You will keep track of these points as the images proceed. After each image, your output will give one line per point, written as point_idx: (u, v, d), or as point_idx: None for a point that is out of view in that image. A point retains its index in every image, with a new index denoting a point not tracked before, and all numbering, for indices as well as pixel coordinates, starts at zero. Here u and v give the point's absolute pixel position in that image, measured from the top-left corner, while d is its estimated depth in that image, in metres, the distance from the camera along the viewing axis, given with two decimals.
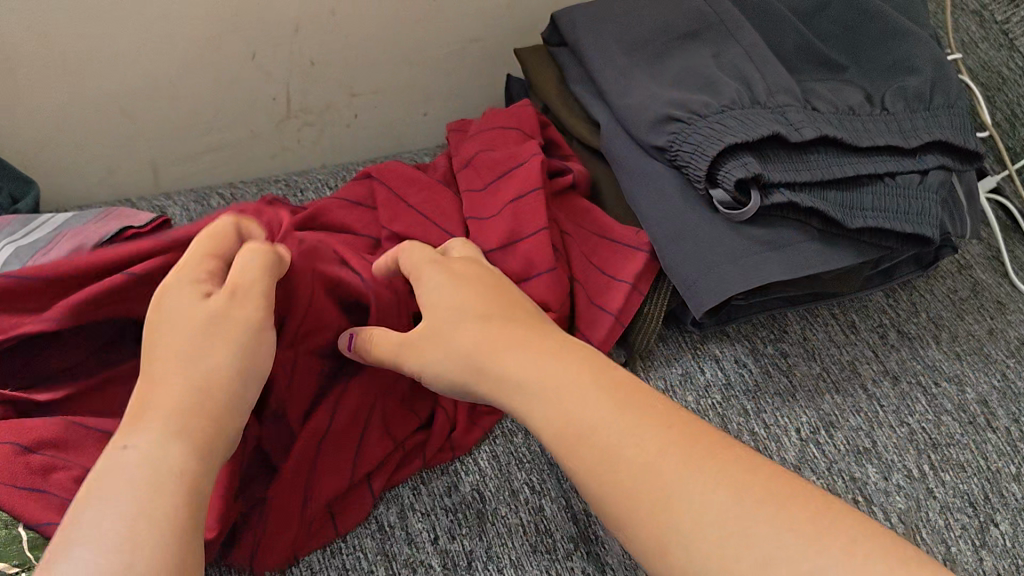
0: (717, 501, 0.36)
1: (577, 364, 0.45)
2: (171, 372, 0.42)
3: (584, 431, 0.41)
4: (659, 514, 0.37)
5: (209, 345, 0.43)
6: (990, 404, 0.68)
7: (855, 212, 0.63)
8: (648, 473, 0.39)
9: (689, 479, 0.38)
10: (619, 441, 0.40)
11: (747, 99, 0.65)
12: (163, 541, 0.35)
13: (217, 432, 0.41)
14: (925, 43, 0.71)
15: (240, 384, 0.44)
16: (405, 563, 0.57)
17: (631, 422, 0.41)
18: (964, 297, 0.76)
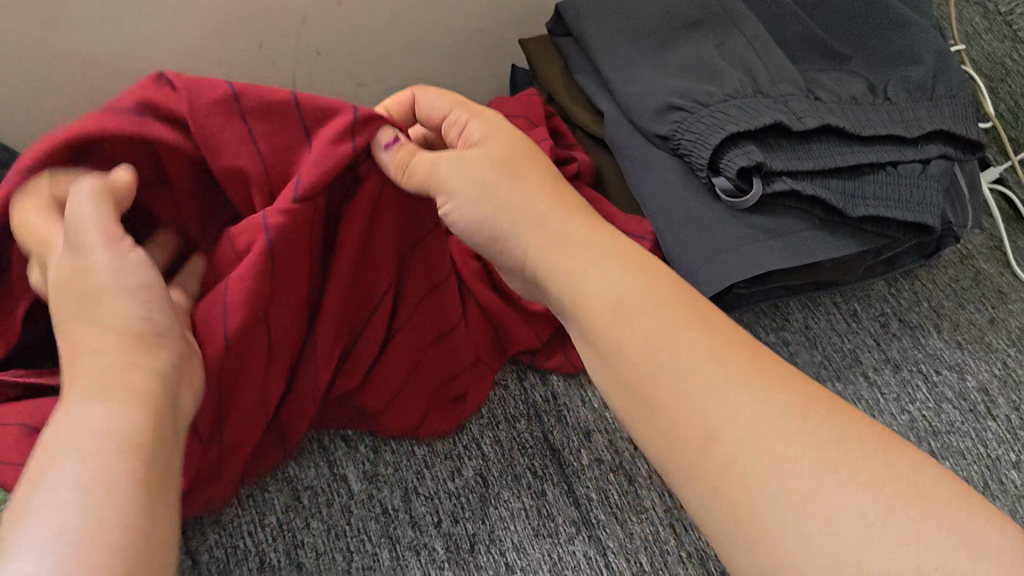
0: (776, 409, 0.39)
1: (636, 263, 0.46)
2: (86, 358, 0.41)
3: (652, 355, 0.43)
4: (710, 449, 0.39)
5: (111, 336, 0.41)
6: (990, 392, 0.69)
7: (857, 200, 0.63)
8: (710, 376, 0.41)
9: (750, 406, 0.39)
10: (682, 345, 0.42)
11: (750, 89, 0.65)
12: (128, 486, 0.36)
13: (137, 405, 0.39)
14: (926, 35, 0.72)
15: (144, 359, 0.41)
16: (409, 545, 0.57)
17: (705, 355, 0.41)
18: (966, 286, 0.76)
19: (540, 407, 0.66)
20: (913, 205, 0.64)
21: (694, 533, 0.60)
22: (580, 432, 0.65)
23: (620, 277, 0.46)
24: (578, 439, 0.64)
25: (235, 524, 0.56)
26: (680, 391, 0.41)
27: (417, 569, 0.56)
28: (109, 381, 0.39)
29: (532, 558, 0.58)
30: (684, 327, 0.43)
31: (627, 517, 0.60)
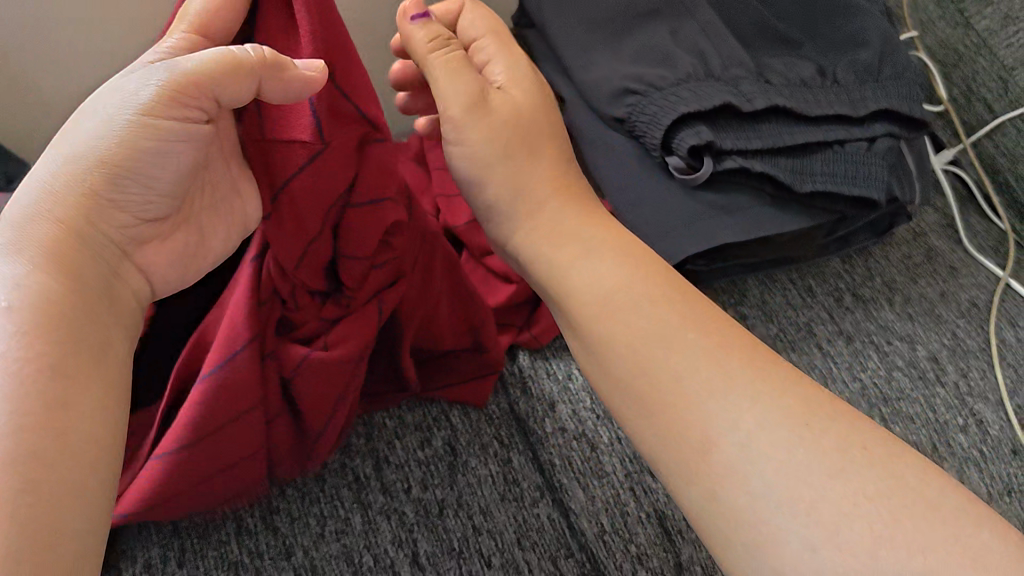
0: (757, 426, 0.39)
1: (649, 285, 0.47)
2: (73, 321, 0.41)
3: (644, 343, 0.44)
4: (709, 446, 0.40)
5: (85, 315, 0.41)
6: (940, 360, 0.71)
7: (805, 176, 0.66)
8: (697, 387, 0.42)
9: (755, 411, 0.40)
10: (680, 372, 0.43)
11: (702, 73, 0.69)
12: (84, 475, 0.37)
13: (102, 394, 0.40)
14: (874, 20, 0.76)
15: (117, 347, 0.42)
16: (380, 510, 0.60)
17: (705, 363, 0.42)
18: (918, 262, 0.79)
19: (506, 380, 0.69)
20: (859, 180, 0.67)
21: (652, 495, 0.63)
22: (545, 402, 0.68)
23: (606, 271, 0.48)
24: (543, 409, 0.67)
25: None
26: (675, 396, 0.42)
27: (387, 533, 0.59)
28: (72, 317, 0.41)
29: (498, 521, 0.61)
30: (693, 329, 0.44)
31: (588, 481, 0.63)
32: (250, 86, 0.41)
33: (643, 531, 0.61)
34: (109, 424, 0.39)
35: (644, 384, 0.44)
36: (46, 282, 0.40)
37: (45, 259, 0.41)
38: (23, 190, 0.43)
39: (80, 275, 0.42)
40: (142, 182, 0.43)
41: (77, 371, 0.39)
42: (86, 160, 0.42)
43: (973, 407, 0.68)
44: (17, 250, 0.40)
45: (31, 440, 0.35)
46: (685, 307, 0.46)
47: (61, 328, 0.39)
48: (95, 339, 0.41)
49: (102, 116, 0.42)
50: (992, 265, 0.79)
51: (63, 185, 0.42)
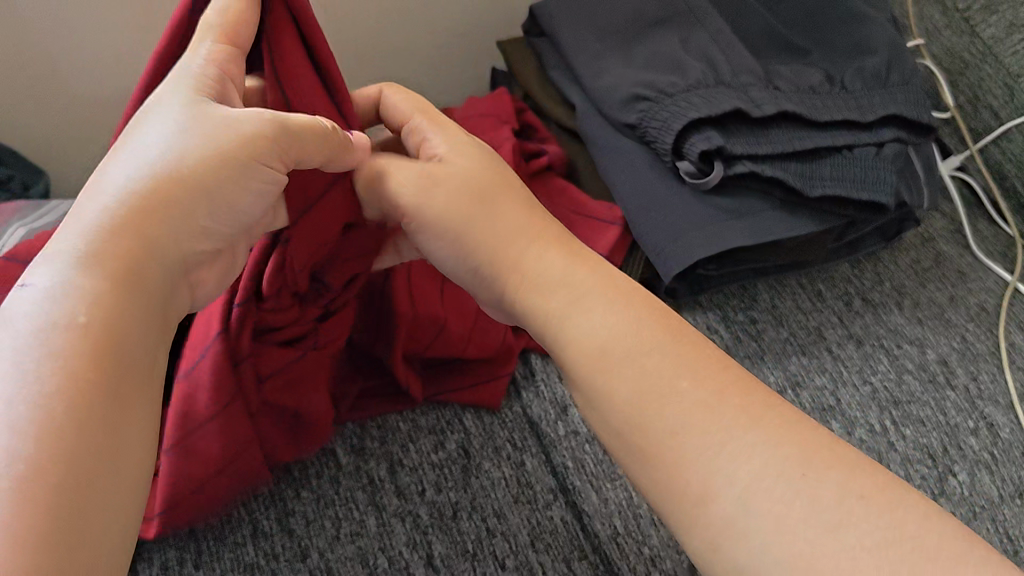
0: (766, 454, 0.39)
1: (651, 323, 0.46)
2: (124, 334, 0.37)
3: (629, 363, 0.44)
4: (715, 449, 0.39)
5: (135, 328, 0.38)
6: (950, 364, 0.72)
7: (815, 181, 0.66)
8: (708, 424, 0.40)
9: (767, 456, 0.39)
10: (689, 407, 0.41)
11: (711, 79, 0.69)
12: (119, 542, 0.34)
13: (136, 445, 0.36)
14: (882, 27, 0.76)
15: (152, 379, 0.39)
16: (394, 512, 0.61)
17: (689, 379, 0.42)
18: (927, 266, 0.80)
19: (518, 385, 0.70)
20: (868, 184, 0.67)
21: None
22: (557, 406, 0.68)
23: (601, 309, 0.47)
24: (555, 412, 0.68)
25: None
26: (670, 434, 0.41)
27: (401, 535, 0.59)
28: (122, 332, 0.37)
29: (511, 523, 0.61)
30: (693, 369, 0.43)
31: (601, 484, 0.63)
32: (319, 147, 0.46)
33: (655, 534, 0.61)
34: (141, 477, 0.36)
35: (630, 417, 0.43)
36: (104, 296, 0.37)
37: (110, 268, 0.37)
38: (86, 203, 0.40)
39: (144, 286, 0.39)
40: (222, 212, 0.43)
41: (126, 396, 0.36)
42: (167, 172, 0.41)
43: (983, 410, 0.69)
44: (88, 258, 0.37)
45: (70, 469, 0.32)
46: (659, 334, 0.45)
47: (107, 355, 0.35)
48: (144, 365, 0.38)
49: (182, 135, 0.42)
50: (1000, 270, 0.79)
51: (140, 193, 0.40)
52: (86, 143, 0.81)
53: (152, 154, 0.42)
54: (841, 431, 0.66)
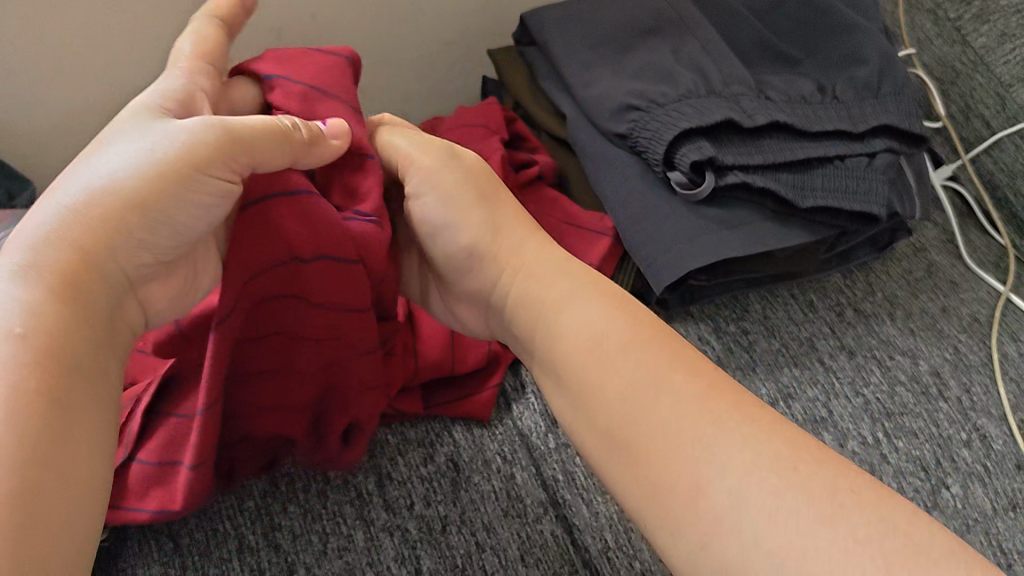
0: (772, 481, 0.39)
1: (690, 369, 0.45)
2: (75, 326, 0.36)
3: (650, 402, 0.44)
4: None
5: (75, 322, 0.36)
6: (942, 375, 0.71)
7: (806, 192, 0.66)
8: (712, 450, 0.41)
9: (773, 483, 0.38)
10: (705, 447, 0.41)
11: (703, 89, 0.69)
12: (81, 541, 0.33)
13: (94, 427, 0.36)
14: (874, 37, 0.75)
15: (107, 366, 0.38)
16: (383, 526, 0.60)
17: (706, 418, 0.42)
18: (919, 276, 0.79)
19: (508, 396, 0.69)
20: (859, 195, 0.67)
21: None
22: (548, 418, 0.67)
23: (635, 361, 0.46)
24: (545, 425, 0.67)
25: (212, 505, 0.59)
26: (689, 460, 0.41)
27: (390, 550, 0.59)
28: (74, 320, 0.36)
29: (501, 537, 0.60)
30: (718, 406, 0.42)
31: (592, 497, 0.63)
32: (285, 155, 0.46)
33: (647, 547, 0.61)
34: (101, 450, 0.36)
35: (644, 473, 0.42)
36: (46, 305, 0.36)
37: (57, 282, 0.36)
38: (28, 219, 0.38)
39: (91, 300, 0.38)
40: (170, 225, 0.41)
41: (77, 404, 0.35)
42: (115, 192, 0.39)
43: (976, 422, 0.68)
44: (29, 273, 0.36)
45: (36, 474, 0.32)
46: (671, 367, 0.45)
47: (54, 365, 0.34)
48: (92, 365, 0.37)
49: (142, 147, 0.40)
50: (992, 280, 0.79)
51: (91, 205, 0.38)
52: (70, 151, 0.80)
53: (104, 168, 0.40)
54: (834, 444, 0.66)
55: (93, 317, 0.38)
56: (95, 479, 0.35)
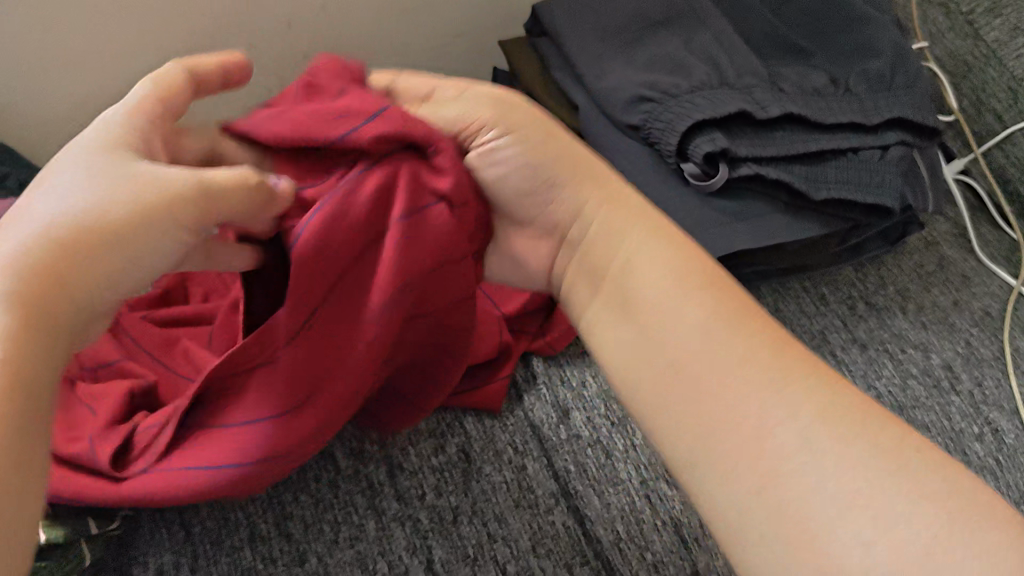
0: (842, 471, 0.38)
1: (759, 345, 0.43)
2: (20, 356, 0.32)
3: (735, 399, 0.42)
4: None
5: (22, 348, 0.32)
6: (954, 369, 0.71)
7: (820, 184, 0.66)
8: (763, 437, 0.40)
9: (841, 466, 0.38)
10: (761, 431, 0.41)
11: (716, 80, 0.69)
12: None
13: (30, 467, 0.31)
14: (885, 30, 0.75)
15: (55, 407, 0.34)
16: (394, 517, 0.60)
17: (741, 381, 0.42)
18: (931, 270, 0.79)
19: (519, 387, 0.69)
20: (873, 188, 0.67)
21: (669, 503, 0.62)
22: (559, 409, 0.67)
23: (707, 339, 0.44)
24: (556, 416, 0.67)
25: (222, 492, 0.59)
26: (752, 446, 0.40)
27: (401, 539, 0.59)
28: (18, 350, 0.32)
29: (512, 528, 0.60)
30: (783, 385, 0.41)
31: (604, 488, 0.63)
32: (252, 208, 0.42)
33: (659, 539, 0.60)
34: (34, 496, 0.31)
35: (691, 438, 0.43)
36: (4, 322, 0.32)
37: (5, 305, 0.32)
38: None
39: (44, 330, 0.33)
40: (131, 270, 0.37)
41: (13, 432, 0.30)
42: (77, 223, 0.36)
43: (988, 416, 0.68)
44: None
45: None
46: (730, 327, 0.44)
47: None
48: (41, 399, 0.32)
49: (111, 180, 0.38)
50: (1005, 274, 0.79)
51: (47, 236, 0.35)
52: (82, 142, 0.80)
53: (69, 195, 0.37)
54: None
55: (41, 347, 0.33)
56: (24, 521, 0.30)
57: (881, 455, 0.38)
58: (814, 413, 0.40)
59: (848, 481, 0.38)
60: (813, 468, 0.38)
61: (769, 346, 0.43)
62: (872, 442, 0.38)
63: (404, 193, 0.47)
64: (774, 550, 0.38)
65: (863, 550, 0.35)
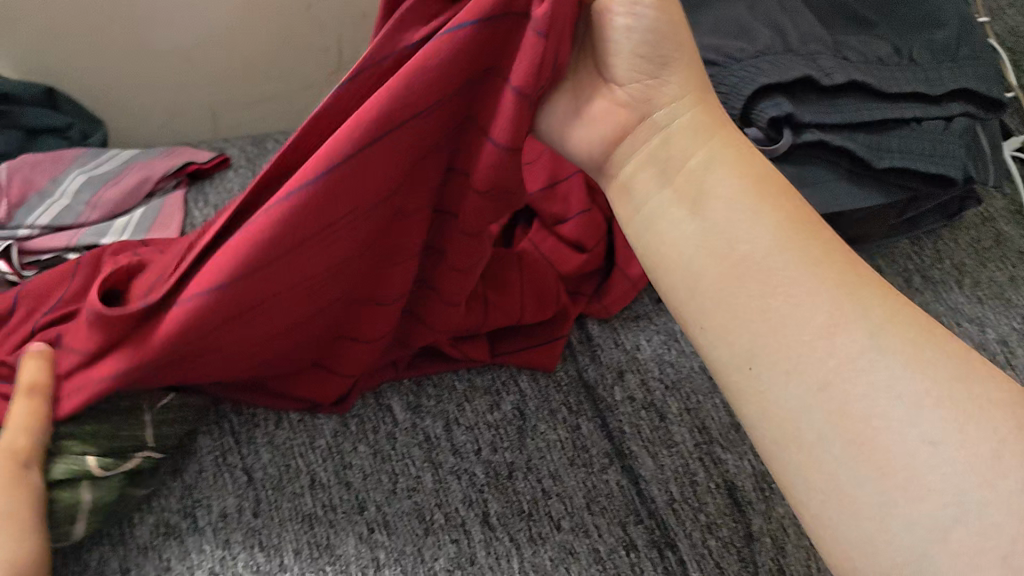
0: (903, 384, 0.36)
1: (837, 262, 0.41)
2: None
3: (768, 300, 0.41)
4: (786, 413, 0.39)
5: None
6: (1010, 344, 0.70)
7: (883, 152, 0.65)
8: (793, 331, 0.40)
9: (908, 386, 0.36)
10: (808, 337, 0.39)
11: (780, 46, 0.68)
12: None
13: None
14: (950, 2, 0.75)
15: None
16: (451, 470, 0.60)
17: (811, 284, 0.40)
18: (987, 246, 0.78)
19: (574, 347, 0.69)
20: (936, 158, 0.66)
21: (723, 466, 0.62)
22: (614, 370, 0.67)
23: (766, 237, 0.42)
24: (611, 377, 0.67)
25: (283, 441, 0.60)
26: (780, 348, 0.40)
27: (457, 492, 0.59)
28: None
29: (567, 485, 0.61)
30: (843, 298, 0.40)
31: (657, 449, 0.63)
32: None
33: (712, 501, 0.61)
34: None
35: (751, 337, 0.41)
36: None
37: None
38: None
39: None
40: None
41: None
42: None
43: None
44: None
45: None
46: (808, 241, 0.42)
47: None
48: None
49: None
50: None
51: None
52: (140, 93, 0.81)
53: None
54: None
55: None
56: None
57: (946, 356, 0.37)
58: (884, 320, 0.39)
59: (919, 387, 0.36)
60: (880, 363, 0.37)
61: (837, 254, 0.42)
62: (943, 349, 0.38)
63: (491, 35, 0.44)
64: (826, 448, 0.37)
65: (929, 450, 0.35)
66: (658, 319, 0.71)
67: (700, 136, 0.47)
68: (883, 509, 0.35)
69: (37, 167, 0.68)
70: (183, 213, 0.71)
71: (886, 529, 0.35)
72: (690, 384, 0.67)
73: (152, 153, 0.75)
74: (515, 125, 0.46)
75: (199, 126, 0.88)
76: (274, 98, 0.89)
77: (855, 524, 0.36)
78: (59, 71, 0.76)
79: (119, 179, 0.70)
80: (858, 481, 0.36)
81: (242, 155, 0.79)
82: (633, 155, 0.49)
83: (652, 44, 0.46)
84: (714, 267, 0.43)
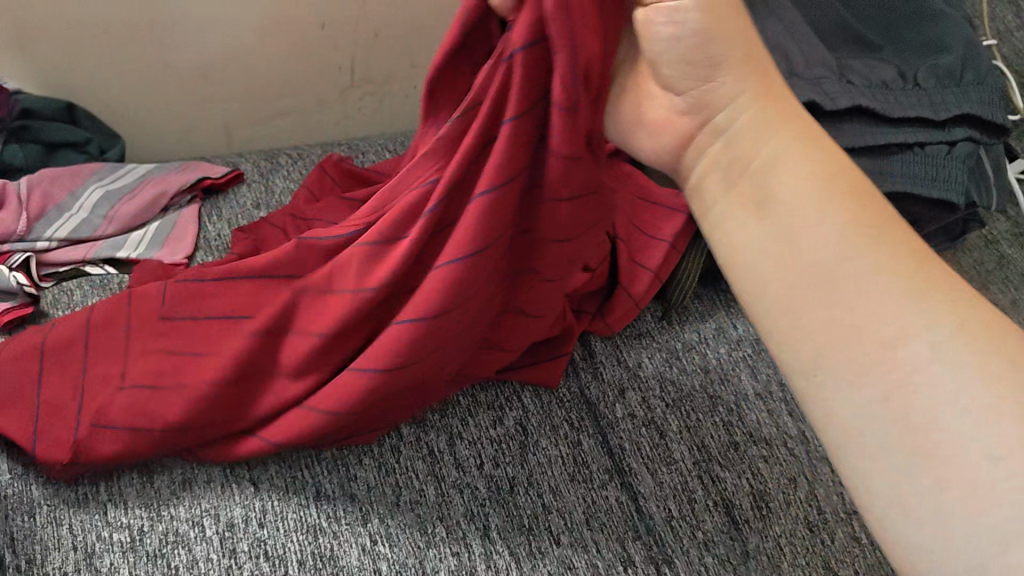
0: (960, 391, 0.35)
1: (909, 262, 0.38)
2: None
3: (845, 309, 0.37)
4: None
5: None
6: None
7: (884, 177, 0.67)
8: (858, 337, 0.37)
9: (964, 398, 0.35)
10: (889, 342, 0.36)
11: (784, 70, 0.69)
12: None
13: None
14: (959, 26, 0.76)
15: None
16: (453, 484, 0.62)
17: (888, 293, 0.37)
18: (990, 269, 0.79)
19: (577, 364, 0.70)
20: (938, 183, 0.67)
21: (721, 484, 0.63)
22: (615, 387, 0.69)
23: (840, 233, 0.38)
24: (613, 394, 0.68)
25: (290, 452, 0.62)
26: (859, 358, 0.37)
27: (459, 506, 0.61)
28: None
29: (567, 501, 0.62)
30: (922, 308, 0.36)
31: (657, 467, 0.64)
32: None
33: (710, 519, 0.62)
34: None
35: (817, 341, 0.38)
36: None
37: None
38: None
39: None
40: None
41: None
42: None
43: None
44: None
45: None
46: (881, 239, 0.38)
47: None
48: None
49: None
50: None
51: None
52: (156, 106, 0.83)
53: None
54: None
55: None
56: None
57: (1016, 368, 0.35)
58: (954, 327, 0.36)
59: (972, 396, 0.35)
60: (942, 378, 0.35)
61: (915, 255, 0.38)
62: (1012, 360, 0.35)
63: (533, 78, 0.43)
64: (888, 457, 0.36)
65: (990, 466, 0.34)
66: (661, 337, 0.72)
67: (764, 127, 0.42)
68: (942, 522, 0.34)
69: (56, 182, 0.70)
70: (197, 227, 0.72)
71: (943, 534, 0.34)
72: (691, 401, 0.68)
73: (168, 168, 0.77)
74: (563, 174, 0.46)
75: (215, 140, 0.90)
76: (288, 112, 0.90)
77: (914, 529, 0.35)
78: (78, 85, 0.78)
79: (135, 194, 0.72)
80: (918, 485, 0.35)
81: (255, 170, 0.80)
82: (695, 153, 0.45)
83: (693, 59, 0.41)
84: (784, 272, 0.39)
